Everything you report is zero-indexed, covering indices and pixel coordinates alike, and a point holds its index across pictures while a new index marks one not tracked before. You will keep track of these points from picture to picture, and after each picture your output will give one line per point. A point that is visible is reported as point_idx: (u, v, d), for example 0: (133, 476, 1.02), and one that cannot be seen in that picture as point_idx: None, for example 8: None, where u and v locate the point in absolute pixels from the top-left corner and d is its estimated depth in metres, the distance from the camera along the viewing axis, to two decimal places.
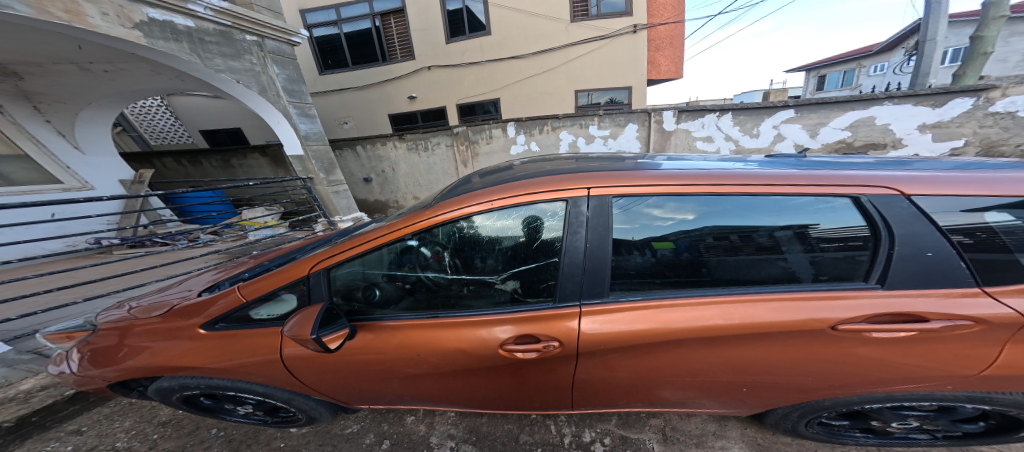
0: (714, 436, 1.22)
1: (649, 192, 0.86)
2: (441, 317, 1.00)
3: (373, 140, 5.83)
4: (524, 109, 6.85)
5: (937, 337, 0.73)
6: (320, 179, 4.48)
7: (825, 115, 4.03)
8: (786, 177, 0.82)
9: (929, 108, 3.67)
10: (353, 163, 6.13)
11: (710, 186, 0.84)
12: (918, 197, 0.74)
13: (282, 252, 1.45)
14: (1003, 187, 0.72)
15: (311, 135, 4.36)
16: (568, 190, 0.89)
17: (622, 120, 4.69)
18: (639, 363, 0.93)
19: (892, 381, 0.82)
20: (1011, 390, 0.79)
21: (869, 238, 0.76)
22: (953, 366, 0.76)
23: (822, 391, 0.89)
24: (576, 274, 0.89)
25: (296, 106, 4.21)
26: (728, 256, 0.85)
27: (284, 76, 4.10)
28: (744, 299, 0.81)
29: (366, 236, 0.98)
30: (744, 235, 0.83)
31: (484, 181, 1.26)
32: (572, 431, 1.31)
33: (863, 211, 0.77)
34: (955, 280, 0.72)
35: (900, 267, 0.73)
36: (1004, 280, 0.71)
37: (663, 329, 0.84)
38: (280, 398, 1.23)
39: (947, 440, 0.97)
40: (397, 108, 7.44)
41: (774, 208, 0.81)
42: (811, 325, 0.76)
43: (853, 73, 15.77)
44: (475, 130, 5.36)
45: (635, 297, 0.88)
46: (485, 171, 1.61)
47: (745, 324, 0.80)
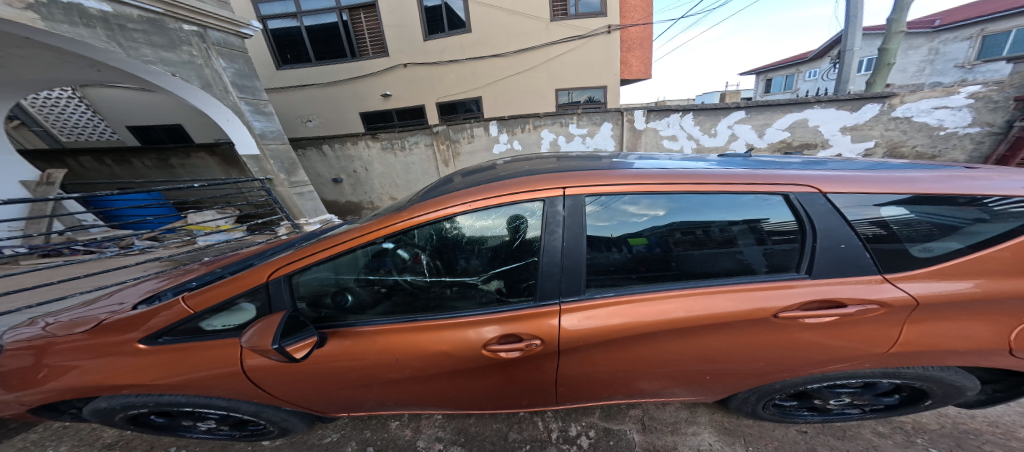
0: (686, 422, 1.27)
1: (621, 190, 0.88)
2: (421, 320, 0.98)
3: (343, 139, 5.63)
4: (507, 108, 6.84)
5: (855, 320, 0.80)
6: (281, 180, 4.29)
7: (769, 117, 4.27)
8: (734, 176, 0.87)
9: (848, 112, 4.02)
10: (320, 163, 5.88)
11: (674, 184, 0.88)
12: (834, 195, 0.81)
13: (240, 257, 1.37)
14: (886, 186, 0.80)
15: (266, 134, 4.17)
16: (546, 189, 0.90)
17: (594, 119, 4.80)
18: (616, 356, 0.96)
19: (829, 363, 0.89)
20: (916, 365, 0.88)
21: (798, 232, 0.83)
22: (869, 344, 0.84)
23: (774, 375, 0.95)
24: (554, 273, 0.91)
25: (249, 102, 4.02)
26: (693, 250, 0.89)
27: (232, 71, 3.89)
28: (706, 290, 0.86)
29: (337, 238, 0.95)
30: (704, 229, 0.88)
31: (465, 181, 1.25)
32: (558, 426, 1.34)
33: (792, 208, 0.83)
34: (862, 268, 0.79)
35: (822, 258, 0.80)
36: (899, 267, 0.79)
37: (636, 324, 0.87)
38: (246, 412, 1.17)
39: (874, 413, 1.07)
40: (371, 107, 7.22)
41: (729, 204, 0.86)
42: (756, 313, 0.82)
43: (794, 78, 16.89)
44: (456, 129, 5.30)
45: (611, 293, 0.90)
46: (467, 170, 1.61)
47: (701, 315, 0.84)
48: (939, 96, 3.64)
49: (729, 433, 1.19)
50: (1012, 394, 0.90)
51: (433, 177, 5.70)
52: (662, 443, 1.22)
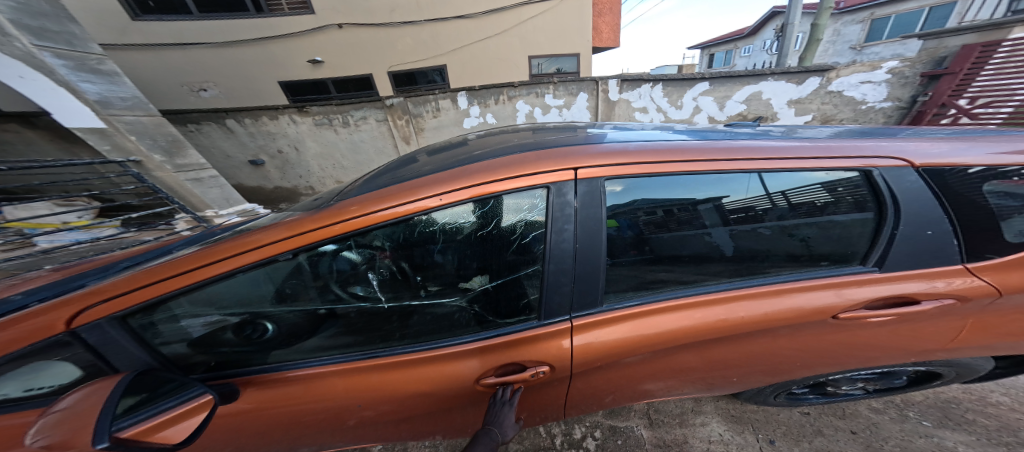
0: (693, 412, 1.26)
1: (595, 170, 0.67)
2: (380, 357, 0.77)
3: (255, 112, 4.80)
4: (476, 78, 6.28)
5: (923, 316, 0.74)
6: (156, 162, 3.13)
7: (729, 88, 4.21)
8: (798, 148, 0.72)
9: (795, 85, 4.05)
10: (226, 141, 5.01)
11: (658, 164, 0.68)
12: (928, 171, 0.70)
13: (89, 268, 1.01)
14: (943, 158, 0.70)
15: (110, 100, 2.93)
16: (551, 172, 0.66)
17: (563, 90, 4.51)
18: (635, 370, 0.83)
19: (857, 357, 0.83)
20: (946, 355, 0.84)
21: (878, 215, 0.70)
22: (922, 341, 0.80)
23: (784, 374, 0.88)
24: (567, 281, 0.70)
25: (61, 54, 2.69)
26: (658, 234, 0.72)
27: (7, 3, 2.48)
28: (747, 292, 0.73)
29: (259, 237, 0.65)
30: (667, 209, 0.71)
31: (431, 161, 0.98)
32: (563, 430, 1.24)
33: (875, 187, 0.70)
34: (943, 258, 0.71)
35: (900, 248, 0.70)
36: (986, 254, 0.71)
37: (662, 337, 0.73)
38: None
39: (877, 393, 1.09)
40: (296, 75, 6.08)
41: (690, 182, 0.69)
42: (812, 316, 0.73)
43: (731, 54, 17.64)
44: (417, 101, 4.73)
45: (635, 302, 0.73)
46: (433, 148, 1.31)
47: (739, 320, 0.73)
48: (865, 71, 3.77)
49: (737, 422, 1.21)
50: (1012, 369, 0.92)
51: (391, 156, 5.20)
52: (671, 437, 1.18)
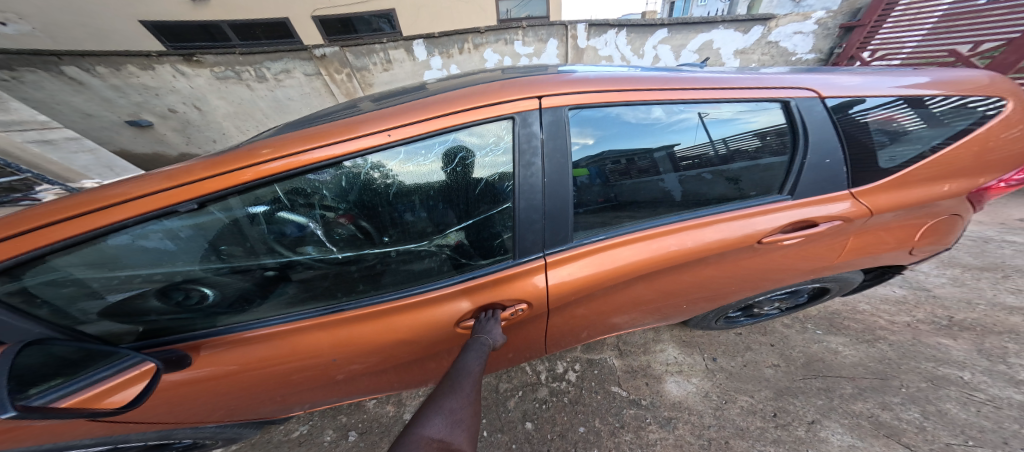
0: (653, 341, 1.57)
1: (563, 101, 0.66)
2: (345, 312, 0.73)
3: (111, 59, 3.76)
4: (431, 24, 5.30)
5: (830, 233, 0.85)
6: None
7: (685, 37, 4.25)
8: (737, 80, 0.78)
9: (741, 34, 4.24)
10: (87, 99, 3.99)
11: (612, 94, 0.70)
12: (832, 99, 0.79)
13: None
14: (845, 91, 0.80)
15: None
16: (513, 101, 0.65)
17: (527, 37, 4.21)
18: (595, 305, 0.89)
19: (780, 279, 0.99)
20: (835, 273, 1.04)
21: (792, 144, 0.79)
22: (818, 259, 0.92)
23: (725, 298, 1.04)
24: (536, 219, 0.70)
25: None
26: (623, 181, 0.74)
27: None
28: (697, 224, 0.79)
29: (139, 189, 0.53)
30: (630, 157, 0.73)
31: (377, 104, 0.88)
32: (546, 367, 1.51)
33: (791, 117, 0.78)
34: (835, 184, 0.80)
35: (807, 175, 0.79)
36: (870, 179, 0.81)
37: (624, 269, 0.77)
38: (147, 440, 0.84)
39: (789, 311, 1.37)
40: (169, 14, 4.48)
41: (646, 131, 0.74)
42: (744, 240, 0.80)
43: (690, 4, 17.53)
44: (358, 51, 4.11)
45: (600, 237, 0.77)
46: (382, 94, 1.19)
47: (693, 248, 0.79)
48: (799, 20, 4.07)
49: (688, 345, 1.52)
50: (876, 280, 1.17)
51: None
52: (637, 363, 1.48)
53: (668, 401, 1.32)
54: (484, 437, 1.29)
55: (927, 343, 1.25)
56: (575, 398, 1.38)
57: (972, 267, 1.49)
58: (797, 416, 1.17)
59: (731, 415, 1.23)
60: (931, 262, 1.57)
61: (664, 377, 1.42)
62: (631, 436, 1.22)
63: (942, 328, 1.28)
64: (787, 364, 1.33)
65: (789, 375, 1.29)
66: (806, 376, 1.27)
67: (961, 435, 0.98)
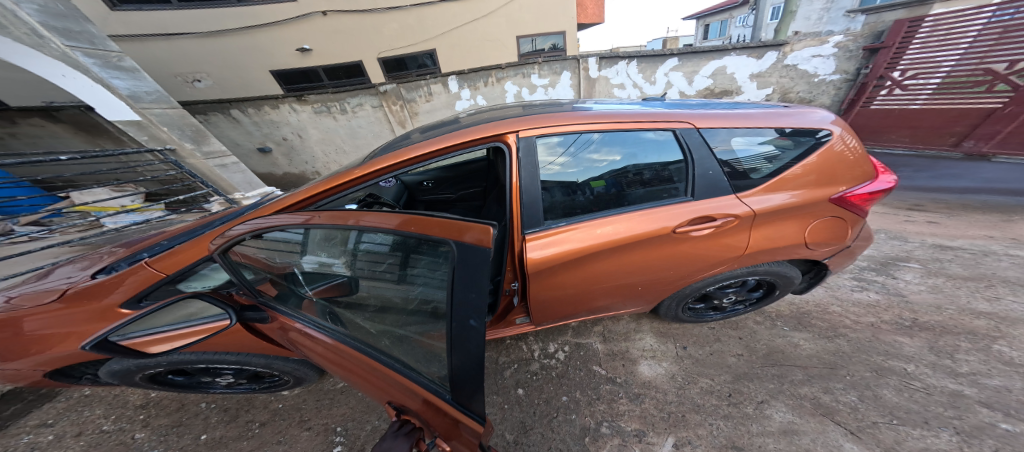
0: (635, 331, 1.79)
1: (592, 130, 1.16)
2: (343, 349, 0.90)
3: (257, 102, 5.03)
4: (463, 61, 6.12)
5: (728, 229, 1.17)
6: (187, 151, 3.84)
7: (696, 64, 4.60)
8: (651, 117, 1.21)
9: (756, 60, 4.53)
10: (233, 131, 5.31)
11: (626, 124, 1.18)
12: (705, 130, 1.19)
13: (174, 231, 1.34)
14: (712, 123, 1.19)
15: (139, 95, 3.61)
16: (473, 231, 0.64)
17: (544, 69, 4.72)
18: (561, 282, 1.23)
19: (714, 266, 1.28)
20: (762, 264, 1.32)
21: (683, 161, 1.19)
22: (728, 250, 1.23)
23: (677, 283, 1.35)
24: (530, 205, 1.15)
25: (89, 54, 3.30)
26: (640, 189, 1.20)
27: (33, 8, 3.02)
28: (628, 214, 1.17)
29: (282, 201, 1.13)
30: (645, 172, 1.20)
31: (421, 135, 1.42)
32: (539, 347, 1.80)
33: (680, 143, 1.19)
34: (717, 189, 1.17)
35: (696, 183, 1.17)
36: (752, 188, 1.17)
37: (578, 247, 1.14)
38: (259, 364, 1.38)
39: (751, 306, 1.60)
40: (284, 64, 5.81)
41: (661, 150, 1.20)
42: (662, 230, 1.14)
43: (728, 24, 17.12)
44: (409, 87, 4.94)
45: (563, 223, 1.17)
46: (427, 126, 1.65)
47: (625, 235, 1.15)
48: (815, 45, 4.43)
49: (665, 335, 1.72)
50: (817, 278, 1.47)
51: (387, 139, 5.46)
52: (617, 348, 1.70)
53: (639, 380, 1.51)
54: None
55: (884, 340, 1.41)
56: (561, 373, 1.63)
57: (957, 277, 1.72)
58: (748, 396, 1.30)
59: (691, 393, 1.38)
60: (918, 273, 1.79)
61: (638, 359, 1.62)
62: (603, 406, 1.42)
63: (903, 327, 1.45)
64: (750, 354, 1.48)
65: (749, 363, 1.44)
66: (764, 365, 1.41)
67: (890, 415, 1.11)
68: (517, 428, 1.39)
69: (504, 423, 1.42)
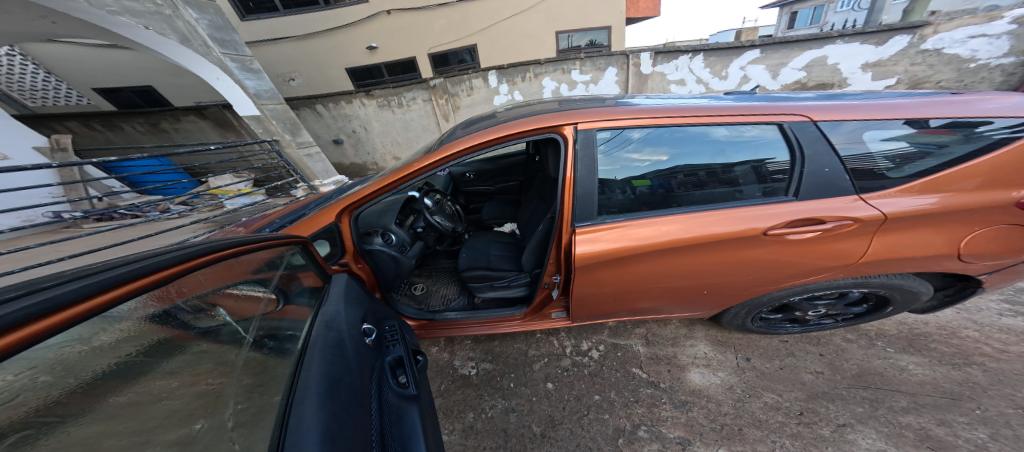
0: (685, 336, 1.71)
1: (639, 124, 1.13)
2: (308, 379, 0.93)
3: (336, 98, 5.43)
4: (504, 54, 6.11)
5: (838, 234, 1.05)
6: (288, 141, 4.35)
7: (784, 55, 4.44)
8: (740, 109, 1.12)
9: (873, 46, 4.30)
10: (316, 123, 5.66)
11: (688, 117, 1.12)
12: (823, 122, 1.07)
13: (269, 219, 1.62)
14: (834, 115, 1.07)
15: (261, 93, 4.15)
16: None
17: (602, 64, 4.74)
18: (600, 280, 1.24)
19: (804, 275, 1.17)
20: (881, 275, 1.19)
21: (790, 158, 1.09)
22: (839, 258, 1.11)
23: (752, 291, 1.24)
24: (588, 199, 1.18)
25: (234, 59, 3.92)
26: (693, 190, 1.16)
27: (205, 23, 3.68)
28: (700, 214, 1.11)
29: (360, 193, 1.38)
30: (708, 172, 1.15)
31: (465, 131, 1.54)
32: (572, 343, 1.77)
33: (788, 137, 1.09)
34: (839, 190, 1.05)
35: (807, 182, 1.06)
36: (881, 189, 1.04)
37: (634, 244, 1.13)
38: None
39: (846, 322, 1.45)
40: (354, 61, 6.24)
41: (745, 149, 1.13)
42: (749, 232, 1.06)
43: (824, 9, 16.00)
44: (454, 81, 5.09)
45: (621, 218, 1.17)
46: (468, 121, 1.80)
47: (685, 236, 1.09)
48: None
49: (723, 344, 1.62)
50: (957, 296, 1.27)
51: (434, 133, 5.66)
52: (663, 352, 1.64)
53: (687, 386, 1.46)
54: (510, 387, 1.59)
55: None
56: (594, 371, 1.60)
57: None
58: (826, 417, 1.23)
59: (751, 407, 1.32)
60: None
61: (688, 366, 1.56)
62: (643, 409, 1.40)
63: None
64: (834, 372, 1.38)
65: (831, 382, 1.34)
66: (852, 387, 1.31)
67: None
68: (544, 421, 1.41)
69: (531, 414, 1.45)
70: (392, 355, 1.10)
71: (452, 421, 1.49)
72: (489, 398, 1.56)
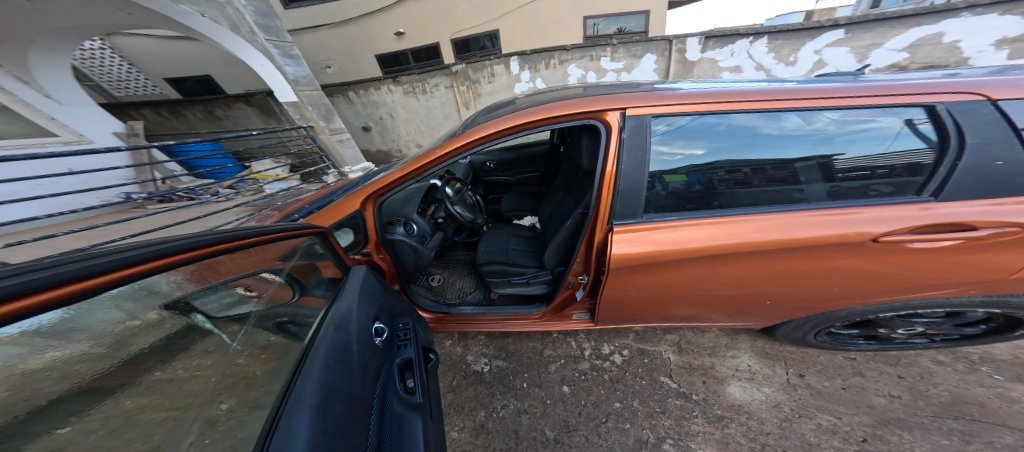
0: (726, 347, 1.54)
1: (680, 111, 0.99)
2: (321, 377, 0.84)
3: (365, 84, 5.50)
4: (525, 42, 5.92)
5: (983, 243, 0.89)
6: (322, 128, 4.45)
7: (882, 34, 4.04)
8: (822, 91, 0.96)
9: (1015, 20, 3.66)
10: (348, 111, 5.85)
11: (729, 103, 0.98)
12: (1004, 103, 0.87)
13: (293, 207, 1.60)
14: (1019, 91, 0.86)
15: (299, 79, 4.22)
16: None
17: (637, 50, 4.58)
18: (632, 285, 1.13)
19: (919, 290, 1.02)
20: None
21: (940, 149, 0.90)
22: (981, 272, 0.95)
23: (825, 305, 1.11)
24: (633, 192, 1.04)
25: (276, 45, 3.97)
26: (738, 188, 1.03)
27: (253, 9, 3.72)
28: (755, 217, 0.98)
29: (383, 180, 1.32)
30: (754, 169, 1.01)
31: (484, 118, 1.44)
32: (592, 345, 1.64)
33: (941, 120, 0.89)
34: (1015, 188, 0.86)
35: (960, 178, 0.88)
36: None
37: (657, 250, 1.02)
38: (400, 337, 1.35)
39: (945, 343, 1.27)
40: (384, 48, 6.30)
41: (820, 140, 0.97)
42: (854, 237, 0.92)
43: None
44: (475, 67, 5.02)
45: (673, 217, 1.04)
46: (488, 108, 1.69)
47: (740, 240, 0.97)
48: None
49: (771, 357, 1.46)
50: None
51: (454, 121, 5.62)
52: (698, 362, 1.49)
53: (724, 401, 1.32)
54: (523, 387, 1.48)
55: None
56: (615, 377, 1.48)
57: None
58: (899, 448, 1.07)
59: (801, 428, 1.19)
60: None
61: (728, 380, 1.41)
62: (670, 422, 1.28)
63: None
64: (914, 399, 1.20)
65: (910, 409, 1.17)
66: (940, 415, 1.14)
67: None
68: (558, 425, 1.32)
69: (544, 418, 1.35)
70: (401, 357, 0.99)
71: (462, 418, 1.41)
72: (501, 397, 1.46)
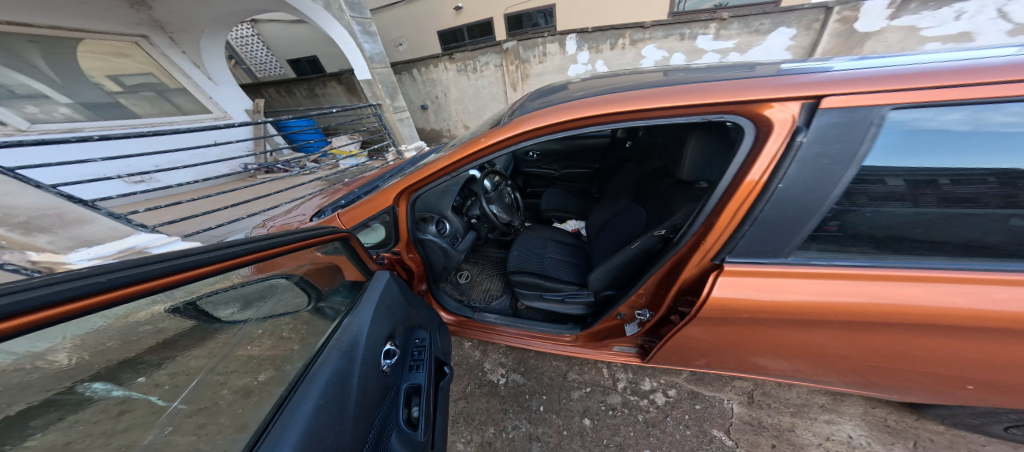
0: (822, 408, 1.21)
1: (865, 95, 0.64)
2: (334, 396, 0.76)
3: (426, 62, 5.64)
4: (585, 19, 5.11)
5: None
6: (388, 107, 4.70)
7: None
8: None
9: None
10: (410, 89, 6.14)
11: (926, 92, 0.61)
12: None
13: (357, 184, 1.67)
14: None
15: (374, 56, 4.45)
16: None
17: (763, 23, 4.18)
18: (706, 336, 0.91)
19: None
20: None
21: None
22: None
23: None
24: (787, 221, 0.74)
25: (358, 22, 4.22)
26: (899, 211, 0.70)
27: None
28: (985, 279, 0.66)
29: (431, 167, 1.20)
30: (923, 181, 0.68)
31: (536, 103, 1.23)
32: (628, 377, 1.40)
33: None
34: None
35: None
36: None
37: (816, 307, 0.75)
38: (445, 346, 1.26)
39: None
40: (444, 24, 6.28)
41: None
42: None
43: None
44: (526, 46, 4.80)
45: (861, 261, 0.74)
46: (539, 92, 1.49)
47: (948, 309, 0.67)
48: None
49: (887, 433, 1.10)
50: None
51: (501, 103, 5.49)
52: (773, 421, 1.19)
53: None
54: (538, 411, 1.33)
55: None
56: (653, 420, 1.25)
57: None
58: None
59: None
60: None
61: (811, 451, 1.10)
62: None
63: None
64: None
65: None
66: None
67: None
68: None
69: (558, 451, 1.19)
70: (409, 382, 0.89)
71: (470, 430, 1.31)
72: (513, 416, 1.33)
